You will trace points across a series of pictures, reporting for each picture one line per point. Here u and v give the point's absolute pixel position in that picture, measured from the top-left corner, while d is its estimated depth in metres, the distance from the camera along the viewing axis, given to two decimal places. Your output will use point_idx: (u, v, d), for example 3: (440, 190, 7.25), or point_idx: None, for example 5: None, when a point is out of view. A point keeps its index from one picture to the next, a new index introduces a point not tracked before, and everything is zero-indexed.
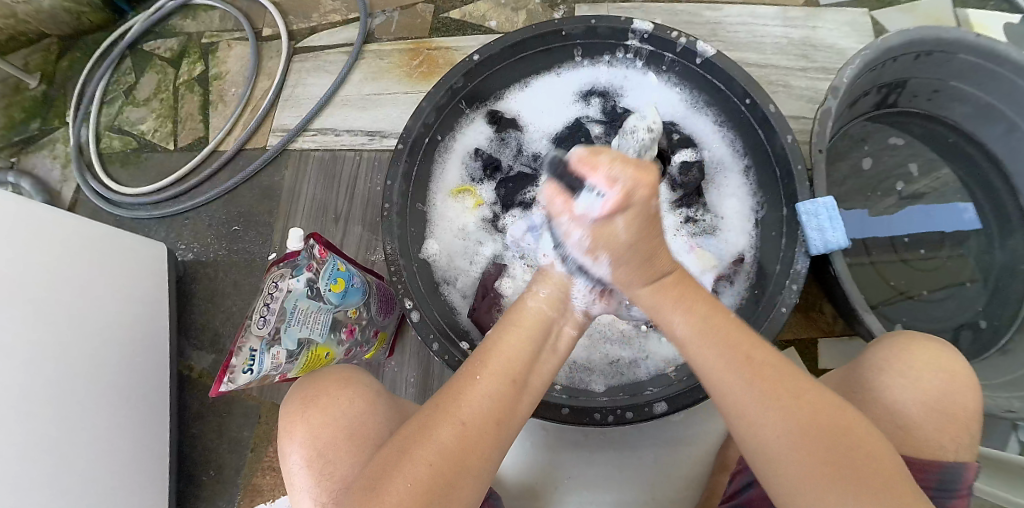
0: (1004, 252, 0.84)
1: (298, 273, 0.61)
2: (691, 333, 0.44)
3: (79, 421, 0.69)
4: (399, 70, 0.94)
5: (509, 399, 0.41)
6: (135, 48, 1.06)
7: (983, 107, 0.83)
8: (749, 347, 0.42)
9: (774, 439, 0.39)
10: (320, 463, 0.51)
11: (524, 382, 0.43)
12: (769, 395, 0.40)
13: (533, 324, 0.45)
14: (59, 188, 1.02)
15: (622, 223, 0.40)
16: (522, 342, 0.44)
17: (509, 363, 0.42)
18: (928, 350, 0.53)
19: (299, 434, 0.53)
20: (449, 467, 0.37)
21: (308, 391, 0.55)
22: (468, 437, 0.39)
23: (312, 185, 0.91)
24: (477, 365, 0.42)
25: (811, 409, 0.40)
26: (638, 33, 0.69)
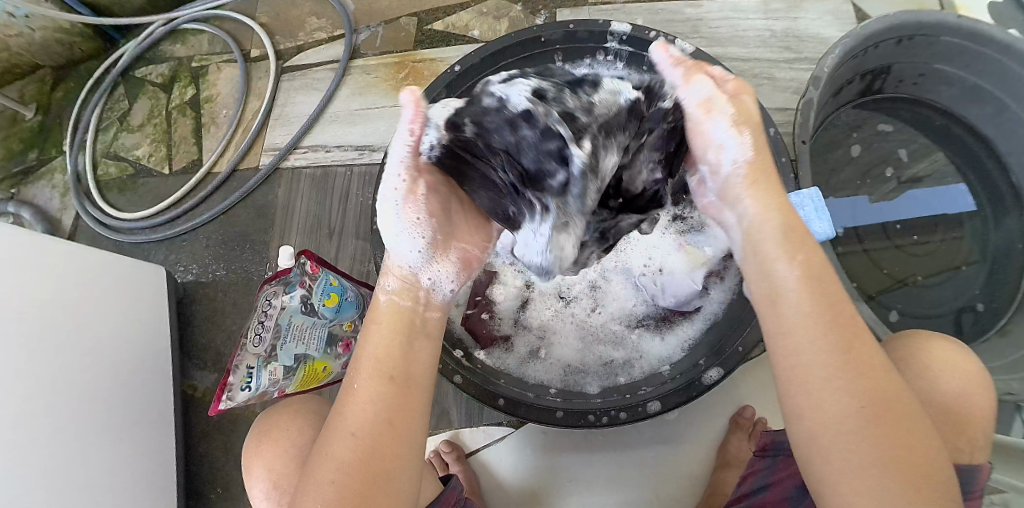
0: (999, 234, 0.84)
1: (290, 290, 0.62)
2: (808, 276, 0.42)
3: (86, 445, 0.70)
4: (386, 84, 0.95)
5: (392, 397, 0.42)
6: (128, 75, 1.08)
7: (970, 88, 0.83)
8: (846, 314, 0.41)
9: (851, 412, 0.39)
10: (278, 493, 0.53)
11: (405, 375, 0.44)
12: (861, 372, 0.39)
13: (392, 321, 0.46)
14: (58, 217, 1.04)
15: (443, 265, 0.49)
16: (386, 340, 0.45)
17: (379, 363, 0.43)
18: (944, 350, 0.54)
19: (256, 469, 0.56)
20: (357, 479, 0.39)
21: (263, 425, 0.58)
22: (362, 446, 0.40)
23: (305, 201, 0.92)
24: (355, 374, 0.44)
25: (894, 421, 0.39)
26: (617, 35, 0.71)
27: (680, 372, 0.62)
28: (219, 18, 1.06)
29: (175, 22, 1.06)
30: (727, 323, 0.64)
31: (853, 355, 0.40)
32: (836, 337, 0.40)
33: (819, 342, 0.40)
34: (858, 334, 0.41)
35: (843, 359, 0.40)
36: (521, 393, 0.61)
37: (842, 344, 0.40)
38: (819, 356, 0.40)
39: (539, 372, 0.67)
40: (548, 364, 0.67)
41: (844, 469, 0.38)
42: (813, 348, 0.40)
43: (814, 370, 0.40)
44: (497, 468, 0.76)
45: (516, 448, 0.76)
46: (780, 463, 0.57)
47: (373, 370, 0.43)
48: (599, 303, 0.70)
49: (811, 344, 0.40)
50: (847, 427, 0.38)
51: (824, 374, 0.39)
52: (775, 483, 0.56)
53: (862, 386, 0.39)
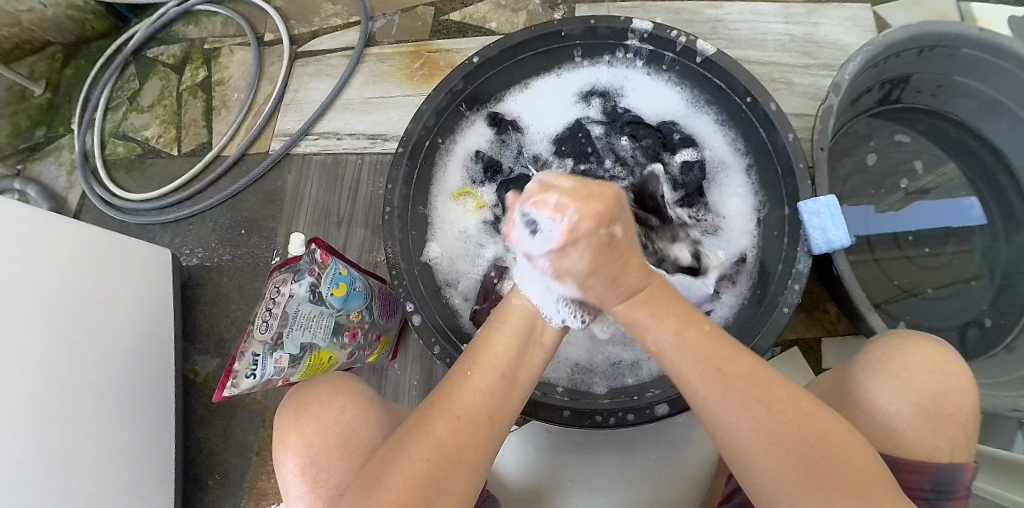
0: (1010, 249, 0.83)
1: (300, 278, 0.61)
2: (668, 345, 0.44)
3: (85, 425, 0.70)
4: (400, 73, 0.94)
5: (498, 393, 0.43)
6: (139, 54, 1.07)
7: (987, 101, 0.83)
8: (721, 359, 0.42)
9: (767, 456, 0.38)
10: (315, 471, 0.52)
11: (513, 377, 0.45)
12: (752, 392, 0.40)
13: (519, 320, 0.48)
14: (64, 195, 1.03)
15: (577, 255, 0.42)
16: (507, 337, 0.46)
17: (499, 359, 0.44)
18: (905, 350, 0.53)
19: (293, 441, 0.53)
20: (449, 460, 0.38)
21: (303, 397, 0.55)
22: (463, 430, 0.40)
23: (314, 189, 0.92)
24: (469, 364, 0.44)
25: (795, 421, 0.38)
26: (638, 32, 0.69)
27: None
28: (234, 1, 1.05)
29: (189, 4, 1.05)
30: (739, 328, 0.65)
31: (730, 372, 0.41)
32: (700, 358, 0.42)
33: (704, 390, 0.41)
34: (742, 374, 0.41)
35: (721, 375, 0.41)
36: (528, 391, 0.60)
37: (729, 387, 0.40)
38: (722, 409, 0.40)
39: (546, 371, 0.66)
40: (555, 362, 0.67)
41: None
42: (713, 403, 0.40)
43: (722, 417, 0.40)
44: (497, 465, 0.75)
45: (517, 445, 0.76)
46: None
47: (491, 364, 0.44)
48: None
49: (716, 401, 0.40)
50: (776, 467, 0.37)
51: (734, 420, 0.39)
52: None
53: (770, 422, 0.38)
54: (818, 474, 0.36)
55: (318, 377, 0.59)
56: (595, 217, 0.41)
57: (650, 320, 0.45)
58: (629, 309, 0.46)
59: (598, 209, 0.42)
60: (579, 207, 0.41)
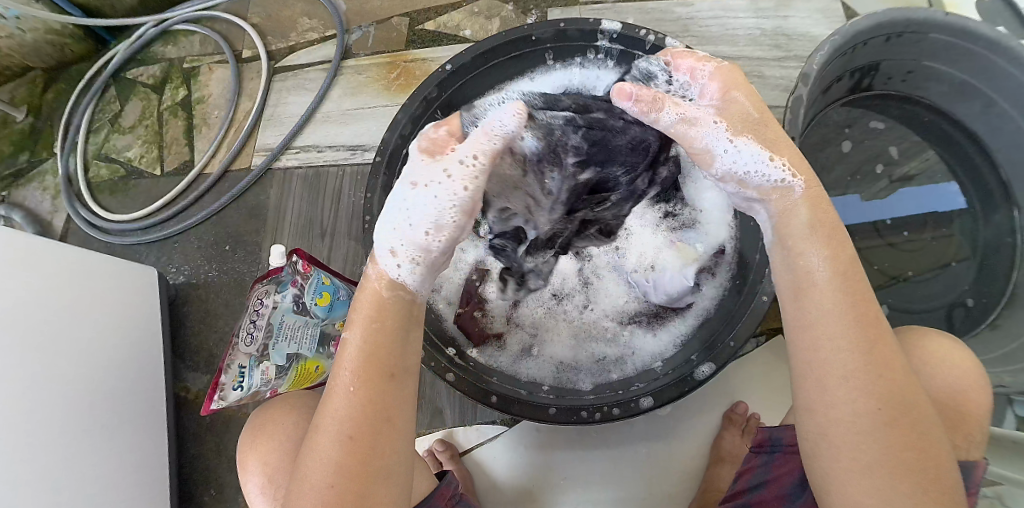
0: (988, 229, 0.85)
1: (283, 289, 0.62)
2: (836, 272, 0.41)
3: (77, 447, 0.70)
4: (378, 84, 0.95)
5: (378, 395, 0.41)
6: (119, 76, 1.08)
7: (958, 85, 0.83)
8: (872, 321, 0.40)
9: (867, 411, 0.39)
10: (272, 487, 0.54)
11: (402, 369, 0.42)
12: (882, 372, 0.39)
13: (389, 312, 0.43)
14: (49, 219, 1.03)
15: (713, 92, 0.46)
16: (372, 332, 0.42)
17: (370, 359, 0.41)
18: (925, 340, 0.55)
19: (253, 465, 0.56)
20: (350, 480, 0.39)
21: (257, 424, 0.58)
22: (353, 449, 0.40)
23: (299, 202, 0.92)
24: (336, 380, 0.42)
25: (909, 415, 0.39)
26: (607, 33, 0.71)
27: (672, 368, 0.62)
28: (210, 19, 1.06)
29: (167, 23, 1.06)
30: (720, 318, 0.65)
31: (871, 337, 0.40)
32: (849, 310, 0.40)
33: (840, 342, 0.40)
34: (881, 337, 0.40)
35: (865, 348, 0.39)
36: (514, 392, 0.61)
37: (865, 340, 0.39)
38: (839, 352, 0.39)
39: (532, 370, 0.67)
40: (541, 360, 0.68)
41: (845, 466, 0.39)
42: (837, 345, 0.39)
43: (837, 369, 0.39)
44: (492, 468, 0.76)
45: (510, 446, 0.76)
46: (778, 460, 0.56)
47: (364, 367, 0.41)
48: (591, 301, 0.71)
49: (835, 340, 0.40)
50: (862, 426, 0.39)
51: (842, 371, 0.39)
52: (774, 481, 0.55)
53: (880, 388, 0.39)
54: (912, 468, 0.38)
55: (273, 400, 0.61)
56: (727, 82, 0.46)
57: (817, 239, 0.42)
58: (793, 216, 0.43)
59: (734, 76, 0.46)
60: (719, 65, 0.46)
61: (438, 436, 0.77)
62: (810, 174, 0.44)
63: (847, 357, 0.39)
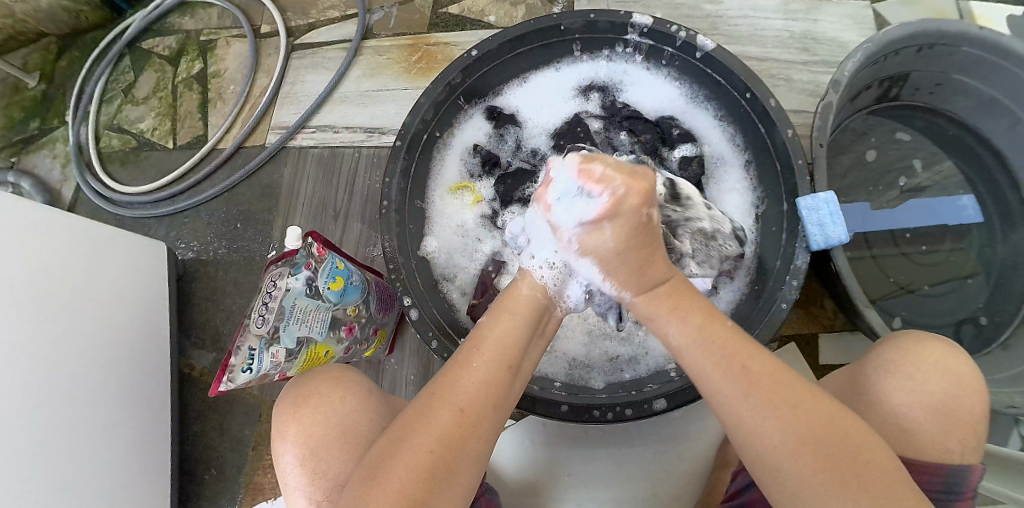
0: (1007, 246, 0.83)
1: (296, 272, 0.60)
2: (688, 340, 0.43)
3: (83, 423, 0.70)
4: (398, 66, 0.94)
5: (502, 383, 0.41)
6: (134, 46, 1.06)
7: (986, 102, 0.82)
8: (744, 356, 0.42)
9: (780, 445, 0.39)
10: (314, 462, 0.52)
11: (518, 366, 0.44)
12: (773, 405, 0.39)
13: (529, 309, 0.46)
14: (59, 187, 1.02)
15: (609, 231, 0.42)
16: (514, 324, 0.45)
17: (503, 350, 0.42)
18: (937, 353, 0.53)
19: (292, 433, 0.54)
20: (452, 451, 0.38)
21: (302, 390, 0.56)
22: (466, 422, 0.39)
23: (311, 182, 0.91)
24: (472, 352, 0.42)
25: (825, 433, 0.38)
26: (638, 27, 0.69)
27: (686, 371, 0.61)
28: None
29: None
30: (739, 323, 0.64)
31: (755, 377, 0.41)
32: (724, 354, 0.42)
33: (731, 388, 0.41)
34: (765, 371, 0.41)
35: (766, 395, 0.40)
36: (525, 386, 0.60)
37: (746, 384, 0.40)
38: (733, 399, 0.40)
39: (544, 366, 0.66)
40: (553, 357, 0.67)
41: (796, 494, 0.38)
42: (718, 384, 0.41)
43: (738, 410, 0.40)
44: (494, 460, 0.75)
45: (513, 440, 0.76)
46: None
47: (495, 351, 0.42)
48: None
49: (722, 390, 0.41)
50: (781, 452, 0.38)
51: (743, 410, 0.40)
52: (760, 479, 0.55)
53: (791, 420, 0.39)
54: (835, 478, 0.37)
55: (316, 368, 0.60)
56: (640, 193, 0.42)
57: (670, 313, 0.45)
58: (649, 298, 0.46)
59: (643, 187, 0.42)
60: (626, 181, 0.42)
61: None
62: (661, 275, 0.46)
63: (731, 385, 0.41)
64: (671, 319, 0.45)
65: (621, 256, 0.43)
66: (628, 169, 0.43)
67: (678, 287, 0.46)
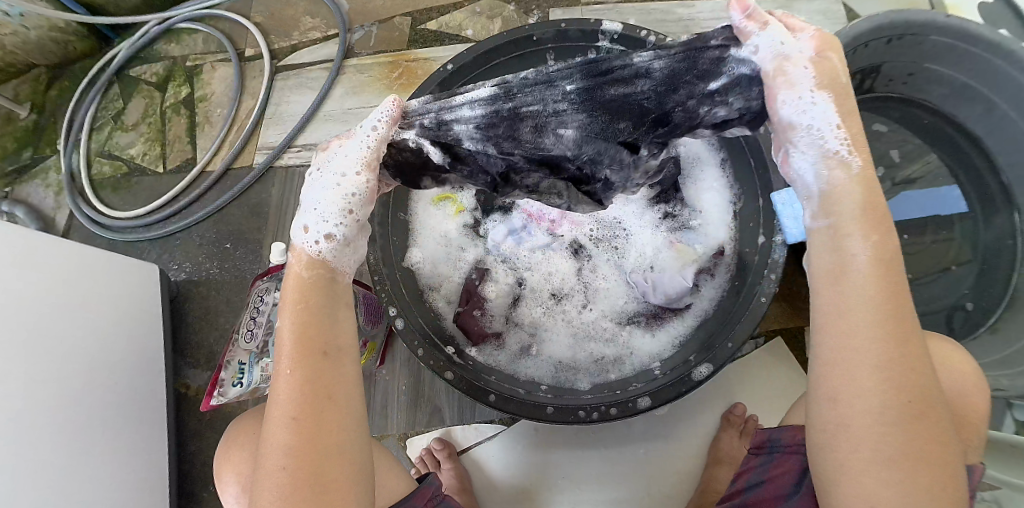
0: (989, 232, 0.85)
1: (282, 288, 0.62)
2: (875, 266, 0.38)
3: (81, 445, 0.71)
4: (380, 83, 0.96)
5: (322, 374, 0.40)
6: (122, 74, 1.08)
7: (959, 87, 0.83)
8: (904, 311, 0.38)
9: (892, 407, 0.37)
10: (243, 493, 0.54)
11: (335, 347, 0.42)
12: (902, 370, 0.37)
13: (314, 294, 0.42)
14: (52, 215, 1.04)
15: (835, 61, 0.42)
16: (309, 313, 0.42)
17: (302, 338, 0.40)
18: (946, 351, 0.53)
19: (227, 475, 0.56)
20: (305, 461, 0.39)
21: (235, 432, 0.58)
22: (302, 430, 0.39)
23: (299, 200, 0.93)
24: (279, 360, 0.41)
25: (921, 410, 0.37)
26: (608, 34, 0.71)
27: (670, 369, 0.62)
28: (214, 18, 1.06)
29: (170, 22, 1.06)
30: (719, 319, 0.64)
31: (903, 336, 0.38)
32: (887, 301, 0.38)
33: (872, 331, 0.37)
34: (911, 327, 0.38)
35: (895, 354, 0.37)
36: (512, 390, 0.61)
37: (899, 333, 0.37)
38: (868, 345, 0.37)
39: (531, 370, 0.67)
40: (539, 360, 0.68)
41: (861, 461, 0.37)
42: (864, 338, 0.37)
43: (871, 355, 0.37)
44: (488, 465, 0.76)
45: (507, 445, 0.76)
46: (776, 460, 0.54)
47: (296, 348, 0.40)
48: (590, 301, 0.71)
49: (869, 331, 0.37)
50: (880, 423, 0.37)
51: (873, 362, 0.37)
52: (770, 481, 0.53)
53: (907, 382, 0.37)
54: (910, 464, 0.36)
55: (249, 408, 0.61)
56: (835, 43, 0.43)
57: (868, 232, 0.39)
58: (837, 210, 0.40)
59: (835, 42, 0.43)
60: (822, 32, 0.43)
61: (436, 435, 0.78)
62: (865, 154, 0.42)
63: (876, 337, 0.37)
64: (853, 234, 0.39)
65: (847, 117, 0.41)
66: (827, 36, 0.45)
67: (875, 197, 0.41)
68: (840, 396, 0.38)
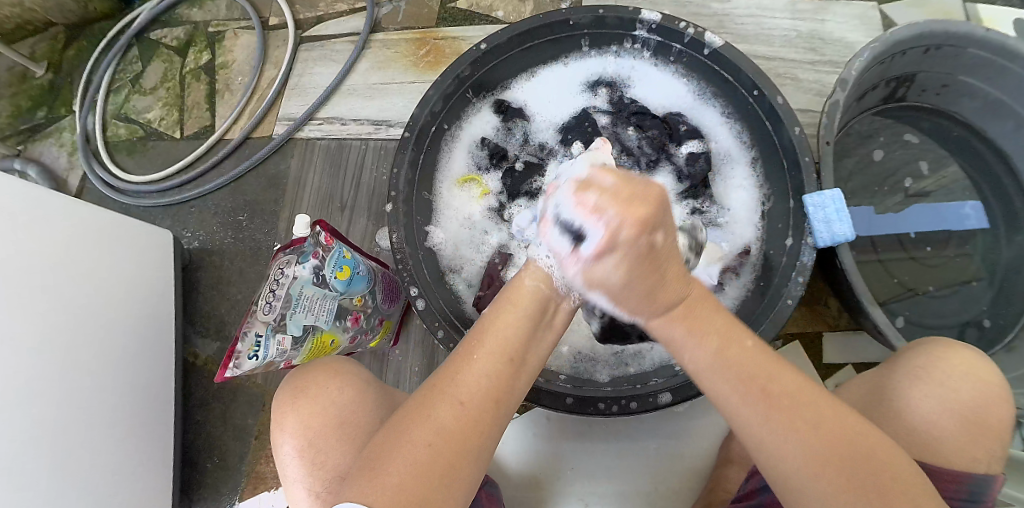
0: (1011, 249, 0.83)
1: (304, 260, 0.60)
2: (703, 366, 0.41)
3: (88, 408, 0.70)
4: (405, 60, 0.94)
5: (504, 378, 0.41)
6: (142, 36, 1.06)
7: (992, 101, 0.82)
8: (763, 377, 0.39)
9: (802, 466, 0.37)
10: (313, 453, 0.52)
11: (522, 359, 0.43)
12: (796, 428, 0.38)
13: (530, 302, 0.44)
14: (65, 177, 1.02)
15: (613, 265, 0.36)
16: (515, 319, 0.43)
17: (506, 342, 0.42)
18: (979, 368, 0.52)
19: (291, 424, 0.54)
20: (450, 448, 0.37)
21: (299, 382, 0.55)
22: (466, 417, 0.39)
23: (318, 174, 0.91)
24: (474, 344, 0.42)
25: (846, 453, 0.37)
26: (647, 23, 0.69)
27: None
28: None
29: None
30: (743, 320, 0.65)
31: (778, 400, 0.39)
32: (742, 378, 0.39)
33: (748, 415, 0.39)
34: (785, 393, 0.39)
35: (779, 417, 0.38)
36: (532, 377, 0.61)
37: (763, 402, 0.39)
38: (753, 422, 0.39)
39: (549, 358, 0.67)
40: (558, 350, 0.67)
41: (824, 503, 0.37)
42: (742, 415, 0.39)
43: (750, 422, 0.39)
44: (497, 452, 0.75)
45: (517, 432, 0.76)
46: None
47: (498, 346, 0.41)
48: None
49: (735, 408, 0.40)
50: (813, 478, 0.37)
51: (766, 426, 0.38)
52: None
53: (813, 442, 0.37)
54: (867, 495, 0.37)
55: (320, 359, 0.59)
56: (638, 222, 0.34)
57: (689, 337, 0.41)
58: (667, 324, 0.41)
59: (642, 213, 0.35)
60: (620, 210, 0.34)
61: None
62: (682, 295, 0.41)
63: (745, 404, 0.39)
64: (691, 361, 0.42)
65: (628, 289, 0.38)
66: (627, 193, 0.36)
67: (694, 302, 0.41)
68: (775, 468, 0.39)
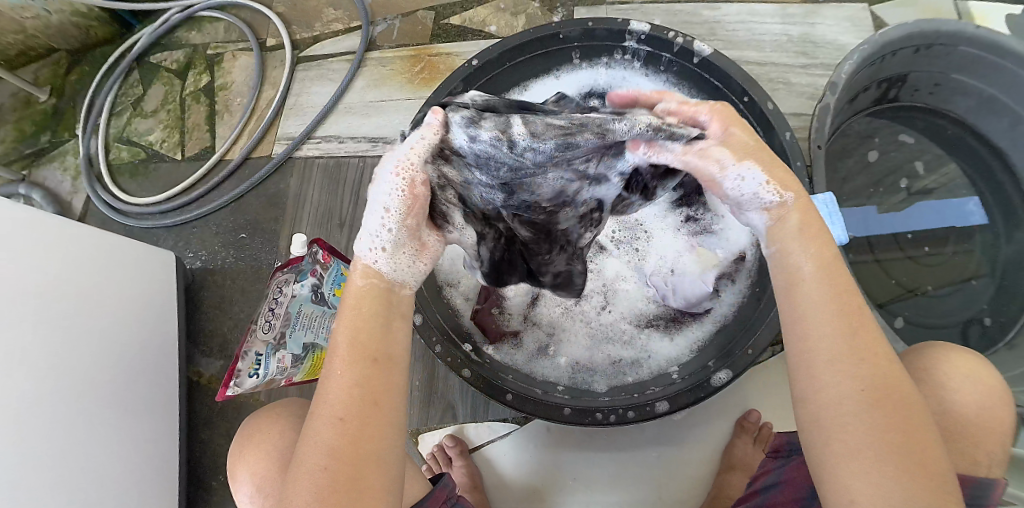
0: (1011, 246, 0.83)
1: (302, 279, 0.62)
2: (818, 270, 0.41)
3: (91, 426, 0.71)
4: (401, 76, 0.95)
5: (374, 379, 0.40)
6: (143, 61, 1.08)
7: (985, 99, 0.83)
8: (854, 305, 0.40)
9: (851, 397, 0.37)
10: (263, 495, 0.54)
11: (388, 354, 0.41)
12: (866, 358, 0.38)
13: (375, 298, 0.43)
14: (70, 199, 1.04)
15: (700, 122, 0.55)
16: (367, 322, 0.42)
17: (360, 344, 0.40)
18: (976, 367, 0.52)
19: (243, 473, 0.56)
20: (346, 466, 0.37)
21: (247, 429, 0.58)
22: (349, 430, 0.38)
23: (318, 191, 0.93)
24: (333, 359, 0.40)
25: (897, 396, 0.38)
26: (635, 34, 0.71)
27: (688, 374, 0.62)
28: (236, 6, 1.06)
29: (192, 10, 1.06)
30: (739, 325, 0.65)
31: (857, 327, 0.40)
32: (836, 297, 0.40)
33: (820, 328, 0.40)
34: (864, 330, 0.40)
35: (850, 347, 0.39)
36: (529, 390, 0.61)
37: (846, 330, 0.39)
38: (825, 343, 0.39)
39: (548, 370, 0.67)
40: (557, 362, 0.68)
41: (856, 460, 0.36)
42: (819, 336, 0.39)
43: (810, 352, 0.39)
44: (499, 464, 0.76)
45: (519, 444, 0.77)
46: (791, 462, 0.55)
47: (353, 354, 0.40)
48: (609, 302, 0.70)
49: (818, 327, 0.40)
50: (854, 423, 0.37)
51: (826, 358, 0.39)
52: (787, 483, 0.54)
53: (867, 377, 0.38)
54: (906, 457, 0.36)
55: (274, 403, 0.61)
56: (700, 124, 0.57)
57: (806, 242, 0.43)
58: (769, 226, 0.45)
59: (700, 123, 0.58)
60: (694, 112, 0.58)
61: (449, 431, 0.77)
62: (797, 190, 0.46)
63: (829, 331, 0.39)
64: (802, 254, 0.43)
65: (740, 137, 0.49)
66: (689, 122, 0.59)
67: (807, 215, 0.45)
68: (816, 402, 0.39)
